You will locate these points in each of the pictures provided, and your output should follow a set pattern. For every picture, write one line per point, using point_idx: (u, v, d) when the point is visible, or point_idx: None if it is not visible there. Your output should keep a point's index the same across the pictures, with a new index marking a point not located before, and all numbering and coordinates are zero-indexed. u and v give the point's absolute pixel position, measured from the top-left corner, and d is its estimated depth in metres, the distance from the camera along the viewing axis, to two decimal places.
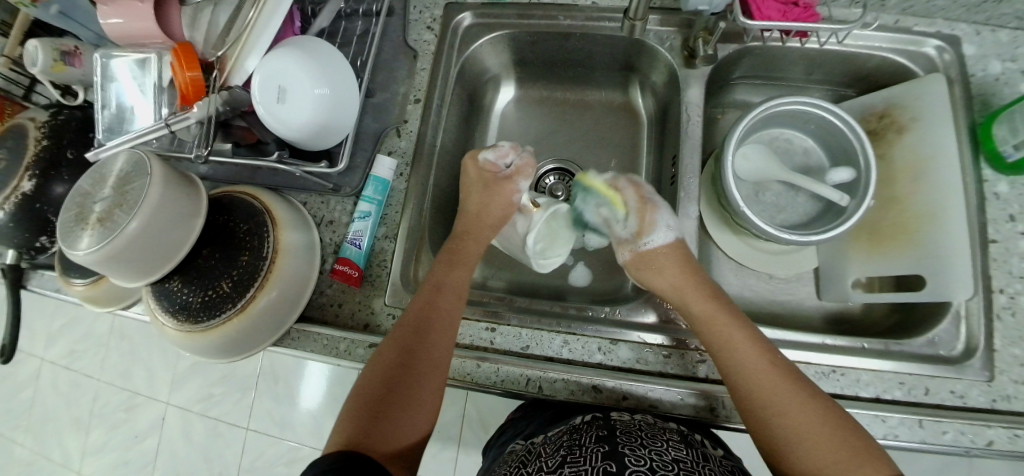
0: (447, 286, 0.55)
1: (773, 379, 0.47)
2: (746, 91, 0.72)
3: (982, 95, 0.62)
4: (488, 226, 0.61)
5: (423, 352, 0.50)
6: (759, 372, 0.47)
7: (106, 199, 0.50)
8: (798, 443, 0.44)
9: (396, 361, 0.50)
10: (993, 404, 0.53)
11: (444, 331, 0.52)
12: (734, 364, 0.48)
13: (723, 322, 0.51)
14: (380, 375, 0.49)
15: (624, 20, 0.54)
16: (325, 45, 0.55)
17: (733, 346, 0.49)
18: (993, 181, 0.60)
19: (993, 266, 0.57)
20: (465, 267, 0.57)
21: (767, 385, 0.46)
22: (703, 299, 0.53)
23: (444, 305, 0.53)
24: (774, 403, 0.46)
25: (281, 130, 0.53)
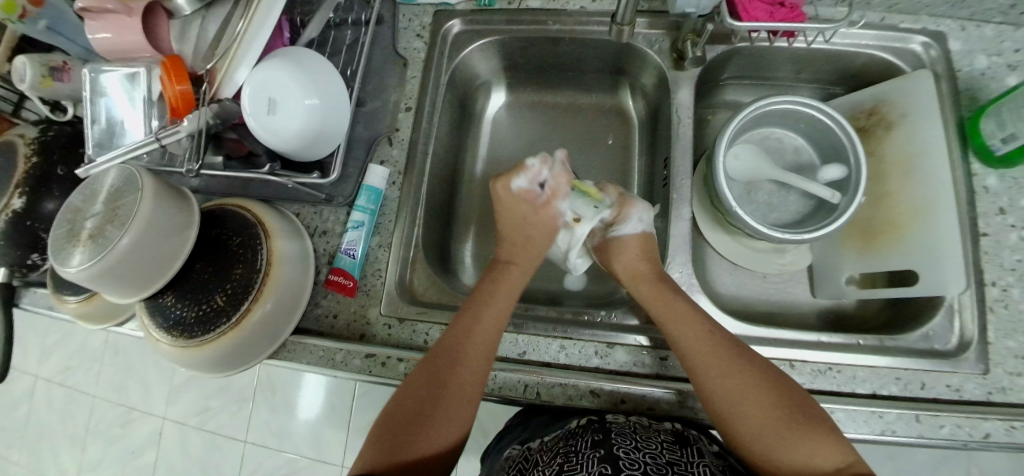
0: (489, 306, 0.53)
1: (722, 353, 0.48)
2: (736, 91, 0.72)
3: (968, 90, 0.62)
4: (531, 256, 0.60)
5: (460, 365, 0.49)
6: (705, 348, 0.48)
7: (98, 215, 0.50)
8: (744, 418, 0.45)
9: (433, 372, 0.49)
10: (989, 397, 0.53)
11: (484, 344, 0.51)
12: (683, 341, 0.49)
13: (665, 303, 0.52)
14: (417, 387, 0.48)
15: (613, 25, 0.54)
16: (315, 55, 0.55)
17: (680, 323, 0.50)
18: (982, 175, 0.60)
19: (984, 260, 0.57)
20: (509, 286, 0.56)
21: (714, 360, 0.47)
22: (649, 279, 0.54)
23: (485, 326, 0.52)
24: (718, 378, 0.47)
25: (274, 141, 0.53)
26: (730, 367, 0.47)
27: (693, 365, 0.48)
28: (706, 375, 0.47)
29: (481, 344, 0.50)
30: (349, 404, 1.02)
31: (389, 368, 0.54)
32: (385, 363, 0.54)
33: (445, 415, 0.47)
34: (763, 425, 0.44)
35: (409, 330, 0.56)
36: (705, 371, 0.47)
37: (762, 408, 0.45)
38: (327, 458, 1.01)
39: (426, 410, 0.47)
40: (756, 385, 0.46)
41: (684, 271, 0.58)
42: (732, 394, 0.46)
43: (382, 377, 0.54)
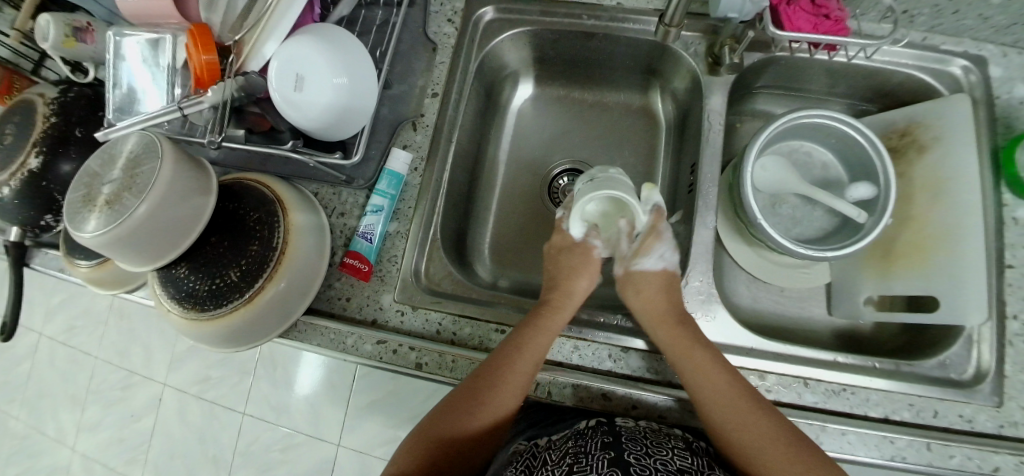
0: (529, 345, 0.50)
1: (743, 403, 0.47)
2: (766, 101, 0.71)
3: (1006, 118, 0.61)
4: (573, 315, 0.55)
5: (497, 389, 0.48)
6: (720, 397, 0.47)
7: (116, 181, 0.49)
8: (752, 445, 0.45)
9: (469, 390, 0.49)
10: (1001, 430, 0.53)
11: (529, 370, 0.49)
12: (698, 390, 0.48)
13: (687, 345, 0.50)
14: (453, 405, 0.49)
15: (659, 25, 0.54)
16: (347, 35, 0.54)
17: (698, 374, 0.48)
18: (1012, 205, 0.59)
19: (1007, 292, 0.57)
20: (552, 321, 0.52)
21: (732, 411, 0.47)
22: (670, 321, 0.51)
23: (521, 367, 0.49)
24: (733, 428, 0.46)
25: (298, 119, 0.52)
26: (748, 417, 0.46)
27: (707, 418, 0.48)
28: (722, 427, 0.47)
29: (526, 371, 0.49)
30: (349, 385, 1.02)
31: (400, 356, 0.54)
32: (397, 350, 0.54)
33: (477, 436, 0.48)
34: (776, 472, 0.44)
35: (422, 319, 0.56)
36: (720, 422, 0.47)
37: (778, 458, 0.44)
38: (324, 437, 1.02)
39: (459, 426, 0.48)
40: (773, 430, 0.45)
41: (702, 280, 0.57)
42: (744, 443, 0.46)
43: (392, 364, 0.54)
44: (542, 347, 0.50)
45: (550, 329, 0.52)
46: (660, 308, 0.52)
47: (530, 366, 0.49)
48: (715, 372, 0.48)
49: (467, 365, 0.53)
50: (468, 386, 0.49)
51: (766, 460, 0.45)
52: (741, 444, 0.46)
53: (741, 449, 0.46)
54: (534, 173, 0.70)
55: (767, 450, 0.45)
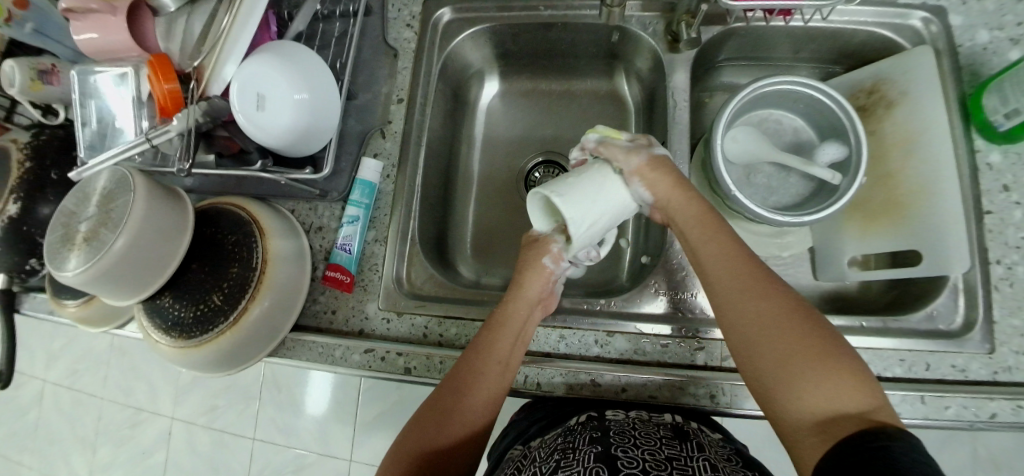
0: (508, 323, 0.51)
1: (751, 282, 0.44)
2: (732, 73, 0.71)
3: (971, 65, 0.61)
4: (535, 306, 0.53)
5: (467, 391, 0.48)
6: (730, 268, 0.46)
7: (91, 218, 0.50)
8: (761, 339, 0.42)
9: (439, 397, 0.49)
10: (995, 376, 0.53)
11: (498, 367, 0.49)
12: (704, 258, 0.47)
13: (699, 223, 0.49)
14: (429, 411, 0.48)
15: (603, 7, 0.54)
16: (303, 49, 0.54)
17: (709, 247, 0.47)
18: (985, 151, 0.59)
19: (988, 238, 0.57)
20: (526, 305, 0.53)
21: (735, 283, 0.45)
22: (690, 201, 0.50)
23: (501, 348, 0.50)
24: (733, 294, 0.44)
25: (262, 135, 0.52)
26: (756, 294, 0.43)
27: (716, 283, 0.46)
28: (724, 301, 0.45)
29: (495, 364, 0.49)
30: (354, 399, 1.02)
31: (388, 363, 0.54)
32: (384, 358, 0.54)
33: (466, 425, 0.47)
34: (768, 352, 0.41)
35: (408, 324, 0.56)
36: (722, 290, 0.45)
37: (778, 334, 0.41)
38: (335, 454, 1.02)
39: (433, 434, 0.46)
40: (775, 307, 0.42)
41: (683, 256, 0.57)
42: (744, 308, 0.43)
43: (382, 372, 0.54)
44: (506, 346, 0.50)
45: (512, 326, 0.51)
46: (667, 196, 0.51)
47: (497, 363, 0.49)
48: (727, 268, 0.46)
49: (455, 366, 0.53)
50: (438, 391, 0.49)
51: (760, 339, 0.42)
52: (734, 319, 0.44)
53: (737, 319, 0.43)
54: (508, 169, 0.70)
55: (773, 319, 0.42)
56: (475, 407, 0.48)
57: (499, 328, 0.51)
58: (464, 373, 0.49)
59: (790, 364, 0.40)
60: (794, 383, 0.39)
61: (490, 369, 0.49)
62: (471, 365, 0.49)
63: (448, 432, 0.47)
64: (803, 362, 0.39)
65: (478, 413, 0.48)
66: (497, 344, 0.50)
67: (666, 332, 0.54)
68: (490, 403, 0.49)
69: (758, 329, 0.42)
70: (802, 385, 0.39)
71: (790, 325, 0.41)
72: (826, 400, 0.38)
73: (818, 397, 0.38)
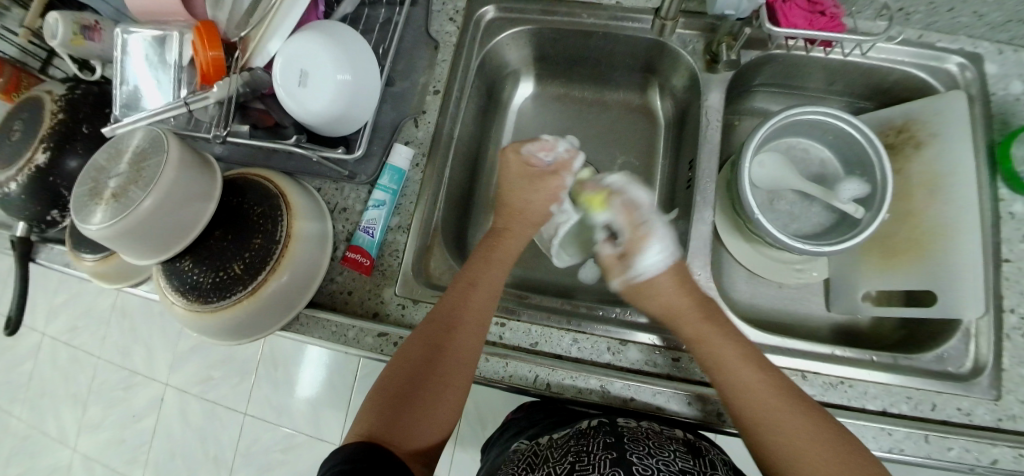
0: (492, 262, 0.56)
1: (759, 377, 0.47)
2: (765, 99, 0.71)
3: (1002, 114, 0.61)
4: (527, 223, 0.61)
5: (451, 334, 0.50)
6: (734, 362, 0.48)
7: (122, 175, 0.50)
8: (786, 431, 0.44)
9: (430, 337, 0.50)
10: (998, 423, 0.54)
11: (479, 309, 0.52)
12: (708, 348, 0.49)
13: (695, 311, 0.51)
14: (408, 363, 0.48)
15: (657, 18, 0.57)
16: (348, 30, 0.55)
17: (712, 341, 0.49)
18: (1009, 200, 0.59)
19: (1005, 286, 0.57)
20: (509, 250, 0.58)
21: (748, 382, 0.47)
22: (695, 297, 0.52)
23: (479, 295, 0.53)
24: (744, 384, 0.47)
25: (300, 112, 0.53)
26: (760, 386, 0.46)
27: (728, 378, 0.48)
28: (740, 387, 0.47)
29: (476, 312, 0.51)
30: (350, 384, 1.02)
31: None
32: (397, 343, 0.54)
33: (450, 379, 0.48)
34: (796, 437, 0.43)
35: (423, 312, 0.56)
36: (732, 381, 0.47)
37: (801, 414, 0.45)
38: (324, 437, 1.02)
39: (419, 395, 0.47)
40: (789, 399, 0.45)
41: (701, 275, 0.58)
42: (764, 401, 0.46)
43: None
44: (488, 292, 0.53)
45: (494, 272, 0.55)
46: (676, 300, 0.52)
47: (471, 314, 0.51)
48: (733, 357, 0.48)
49: None
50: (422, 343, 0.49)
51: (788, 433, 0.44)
52: (744, 392, 0.47)
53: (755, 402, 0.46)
54: None
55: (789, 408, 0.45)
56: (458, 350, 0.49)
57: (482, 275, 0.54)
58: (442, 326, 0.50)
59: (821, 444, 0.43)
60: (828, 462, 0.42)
61: (474, 309, 0.51)
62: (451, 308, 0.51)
63: (438, 376, 0.48)
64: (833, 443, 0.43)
65: (467, 356, 0.50)
66: (474, 295, 0.52)
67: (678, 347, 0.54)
68: (474, 345, 0.50)
69: (778, 414, 0.45)
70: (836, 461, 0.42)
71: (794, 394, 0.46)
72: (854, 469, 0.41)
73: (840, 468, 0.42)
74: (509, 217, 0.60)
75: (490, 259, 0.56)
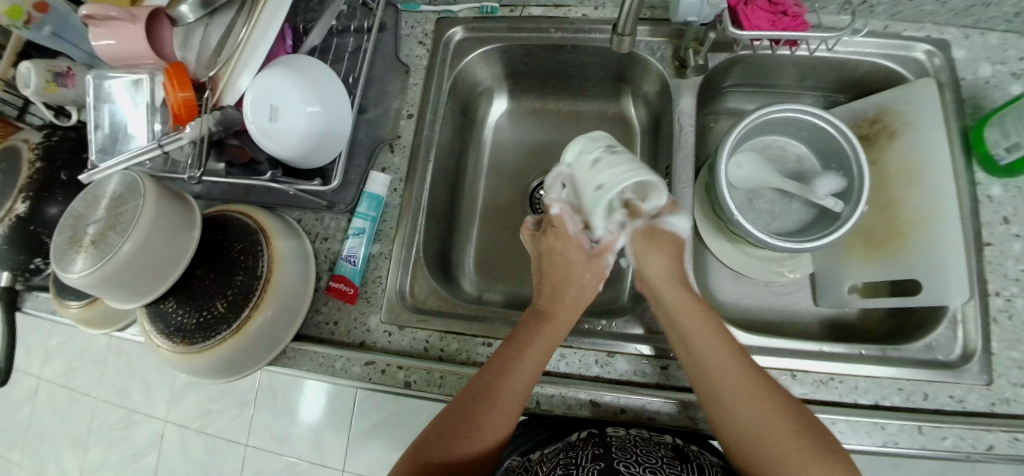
0: (545, 330, 0.51)
1: (733, 367, 0.47)
2: (738, 99, 0.72)
3: (973, 98, 0.61)
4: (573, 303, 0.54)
5: (491, 402, 0.47)
6: (730, 373, 0.47)
7: (100, 221, 0.51)
8: (753, 428, 0.45)
9: (469, 395, 0.48)
10: (992, 408, 0.54)
11: (531, 371, 0.49)
12: (700, 357, 0.48)
13: (697, 314, 0.50)
14: (447, 415, 0.48)
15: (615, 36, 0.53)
16: (315, 62, 0.55)
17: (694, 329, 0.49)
18: (986, 184, 0.59)
19: (988, 269, 0.57)
20: (571, 311, 0.53)
21: (743, 396, 0.46)
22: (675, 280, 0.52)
23: (530, 360, 0.49)
24: (737, 398, 0.46)
25: (271, 145, 0.53)
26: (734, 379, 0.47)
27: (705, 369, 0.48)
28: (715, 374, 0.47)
29: (524, 375, 0.48)
30: (350, 408, 1.02)
31: (388, 376, 0.54)
32: (385, 371, 0.54)
33: (487, 441, 0.47)
34: (784, 459, 0.43)
35: (409, 338, 0.56)
36: (722, 392, 0.47)
37: (794, 434, 0.44)
38: (327, 463, 1.02)
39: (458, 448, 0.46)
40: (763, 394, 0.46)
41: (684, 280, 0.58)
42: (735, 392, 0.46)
43: (381, 385, 0.53)
44: (537, 357, 0.49)
45: (548, 334, 0.51)
46: (668, 269, 0.52)
47: (517, 377, 0.48)
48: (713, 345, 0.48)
49: (454, 380, 0.53)
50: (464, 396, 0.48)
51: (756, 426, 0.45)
52: (716, 381, 0.47)
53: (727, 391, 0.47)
54: (514, 185, 0.70)
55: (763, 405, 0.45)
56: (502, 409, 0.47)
57: (533, 339, 0.50)
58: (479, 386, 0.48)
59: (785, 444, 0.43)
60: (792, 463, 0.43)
61: (521, 375, 0.48)
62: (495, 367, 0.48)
63: (475, 432, 0.46)
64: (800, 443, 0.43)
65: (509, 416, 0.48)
66: (522, 361, 0.49)
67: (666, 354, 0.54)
68: (521, 399, 0.48)
69: (767, 433, 0.44)
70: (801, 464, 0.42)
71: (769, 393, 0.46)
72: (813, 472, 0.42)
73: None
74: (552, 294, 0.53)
75: (548, 322, 0.52)
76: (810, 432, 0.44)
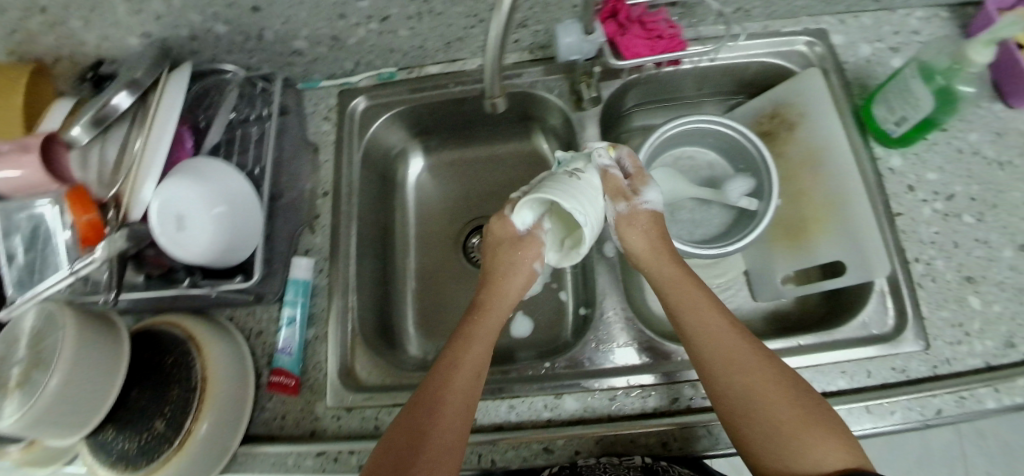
0: (483, 326, 0.50)
1: (736, 348, 0.46)
2: (644, 117, 0.72)
3: (859, 79, 0.63)
4: (508, 294, 0.54)
5: (442, 402, 0.44)
6: (721, 343, 0.47)
7: (20, 363, 0.48)
8: (759, 404, 0.43)
9: (420, 404, 0.44)
10: (935, 371, 0.55)
11: (478, 362, 0.47)
12: (695, 338, 0.48)
13: (689, 296, 0.50)
14: (404, 425, 0.43)
15: (486, 100, 0.46)
16: (217, 163, 0.55)
17: (687, 309, 0.49)
18: (885, 157, 0.61)
19: (904, 239, 0.59)
20: (503, 305, 0.53)
21: (731, 367, 0.45)
22: (667, 261, 0.52)
23: (476, 351, 0.48)
24: (729, 376, 0.45)
25: (192, 256, 0.52)
26: (739, 358, 0.45)
27: (703, 349, 0.47)
28: (714, 355, 0.46)
29: (470, 372, 0.46)
30: None
31: (341, 463, 0.53)
32: (336, 459, 0.53)
33: (439, 456, 0.41)
34: (791, 441, 0.41)
35: (359, 418, 0.55)
36: (713, 361, 0.46)
37: (786, 403, 0.43)
38: None
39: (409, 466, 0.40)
40: (764, 371, 0.45)
41: (616, 308, 0.60)
42: (735, 374, 0.45)
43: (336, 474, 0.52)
44: (480, 351, 0.48)
45: (485, 326, 0.50)
46: (659, 251, 0.53)
47: (465, 372, 0.46)
48: (710, 329, 0.48)
49: None
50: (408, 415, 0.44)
51: (761, 402, 0.43)
52: (715, 361, 0.46)
53: (725, 371, 0.45)
54: (446, 238, 0.71)
55: (763, 383, 0.44)
56: (447, 420, 0.43)
57: (474, 331, 0.49)
58: (430, 388, 0.45)
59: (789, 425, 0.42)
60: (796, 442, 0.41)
61: (467, 372, 0.46)
62: (438, 372, 0.46)
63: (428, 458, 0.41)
64: (807, 423, 0.42)
65: (460, 421, 0.44)
66: (469, 353, 0.47)
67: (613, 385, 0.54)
68: (471, 402, 0.45)
69: (771, 410, 0.43)
70: (808, 445, 0.41)
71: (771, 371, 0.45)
72: (823, 455, 0.40)
73: (819, 456, 0.40)
74: (494, 287, 0.54)
75: (484, 316, 0.51)
76: (810, 408, 0.43)
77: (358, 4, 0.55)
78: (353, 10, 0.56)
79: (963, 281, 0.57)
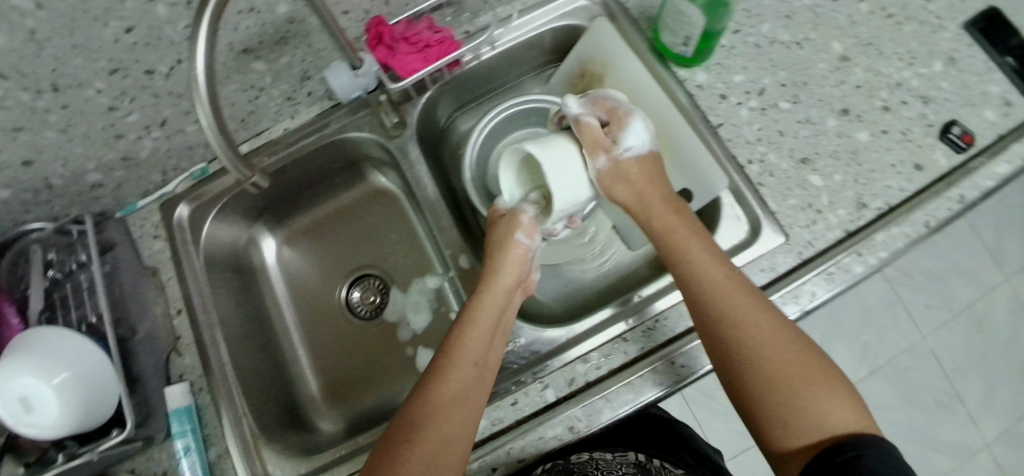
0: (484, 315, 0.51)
1: (740, 302, 0.45)
2: (468, 119, 0.72)
3: (642, 13, 0.64)
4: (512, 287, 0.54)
5: (433, 406, 0.45)
6: (743, 322, 0.45)
7: None
8: (762, 365, 0.43)
9: (410, 410, 0.46)
10: (802, 258, 0.54)
11: (474, 356, 0.48)
12: (700, 286, 0.47)
13: (694, 243, 0.50)
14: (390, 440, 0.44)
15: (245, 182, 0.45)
16: (55, 329, 0.53)
17: (694, 263, 0.48)
18: (690, 76, 0.62)
19: (732, 146, 0.58)
20: (509, 294, 0.53)
21: (748, 332, 0.44)
22: (661, 211, 0.52)
23: (475, 342, 0.49)
24: (742, 332, 0.44)
25: (66, 428, 0.50)
26: (743, 311, 0.45)
27: (708, 302, 0.46)
28: (721, 306, 0.46)
29: (469, 364, 0.47)
30: None
31: None
32: None
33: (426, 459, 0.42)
34: (797, 405, 0.42)
35: None
36: (719, 315, 0.45)
37: (788, 363, 0.43)
38: None
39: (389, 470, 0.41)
40: (772, 328, 0.44)
41: None
42: (748, 331, 0.44)
43: None
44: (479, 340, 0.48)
45: (486, 319, 0.50)
46: (655, 202, 0.53)
47: (461, 371, 0.47)
48: (716, 276, 0.47)
49: None
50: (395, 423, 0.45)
51: (765, 361, 0.43)
52: (721, 319, 0.45)
53: (728, 331, 0.45)
54: (325, 305, 0.70)
55: (773, 338, 0.44)
56: (456, 415, 0.44)
57: (475, 321, 0.50)
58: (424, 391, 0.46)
59: (794, 385, 0.42)
60: (801, 403, 0.42)
61: (464, 370, 0.47)
62: (446, 367, 0.47)
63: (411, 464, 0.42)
64: (812, 381, 0.42)
65: (457, 420, 0.44)
66: (466, 346, 0.48)
67: (509, 390, 0.53)
68: (469, 400, 0.45)
69: (778, 373, 0.43)
70: (818, 406, 0.41)
71: (777, 327, 0.45)
72: (835, 414, 0.41)
73: (833, 417, 0.41)
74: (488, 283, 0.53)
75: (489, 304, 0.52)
76: (814, 366, 0.43)
77: (127, 119, 0.54)
78: (126, 126, 0.55)
79: (798, 165, 0.57)
